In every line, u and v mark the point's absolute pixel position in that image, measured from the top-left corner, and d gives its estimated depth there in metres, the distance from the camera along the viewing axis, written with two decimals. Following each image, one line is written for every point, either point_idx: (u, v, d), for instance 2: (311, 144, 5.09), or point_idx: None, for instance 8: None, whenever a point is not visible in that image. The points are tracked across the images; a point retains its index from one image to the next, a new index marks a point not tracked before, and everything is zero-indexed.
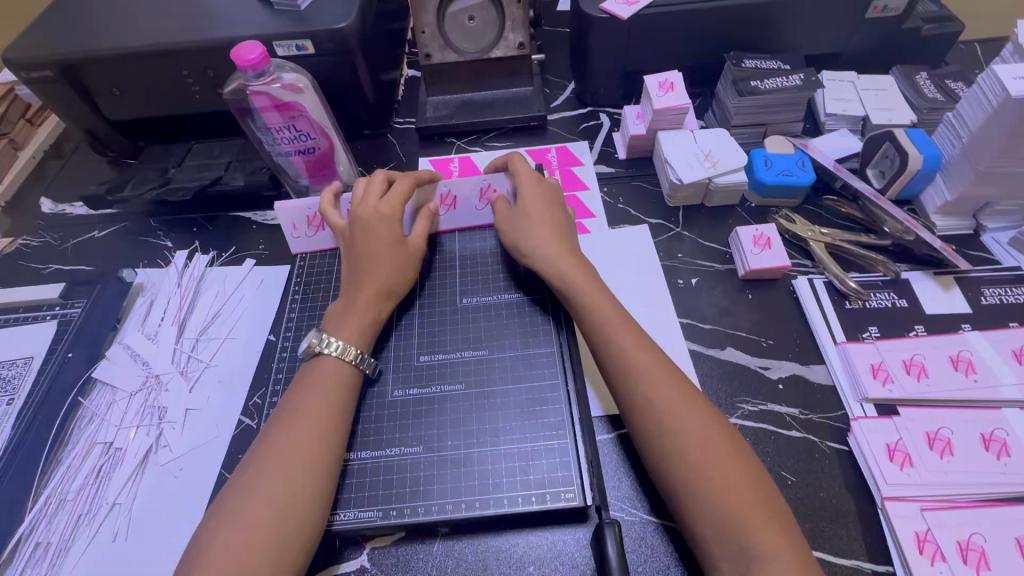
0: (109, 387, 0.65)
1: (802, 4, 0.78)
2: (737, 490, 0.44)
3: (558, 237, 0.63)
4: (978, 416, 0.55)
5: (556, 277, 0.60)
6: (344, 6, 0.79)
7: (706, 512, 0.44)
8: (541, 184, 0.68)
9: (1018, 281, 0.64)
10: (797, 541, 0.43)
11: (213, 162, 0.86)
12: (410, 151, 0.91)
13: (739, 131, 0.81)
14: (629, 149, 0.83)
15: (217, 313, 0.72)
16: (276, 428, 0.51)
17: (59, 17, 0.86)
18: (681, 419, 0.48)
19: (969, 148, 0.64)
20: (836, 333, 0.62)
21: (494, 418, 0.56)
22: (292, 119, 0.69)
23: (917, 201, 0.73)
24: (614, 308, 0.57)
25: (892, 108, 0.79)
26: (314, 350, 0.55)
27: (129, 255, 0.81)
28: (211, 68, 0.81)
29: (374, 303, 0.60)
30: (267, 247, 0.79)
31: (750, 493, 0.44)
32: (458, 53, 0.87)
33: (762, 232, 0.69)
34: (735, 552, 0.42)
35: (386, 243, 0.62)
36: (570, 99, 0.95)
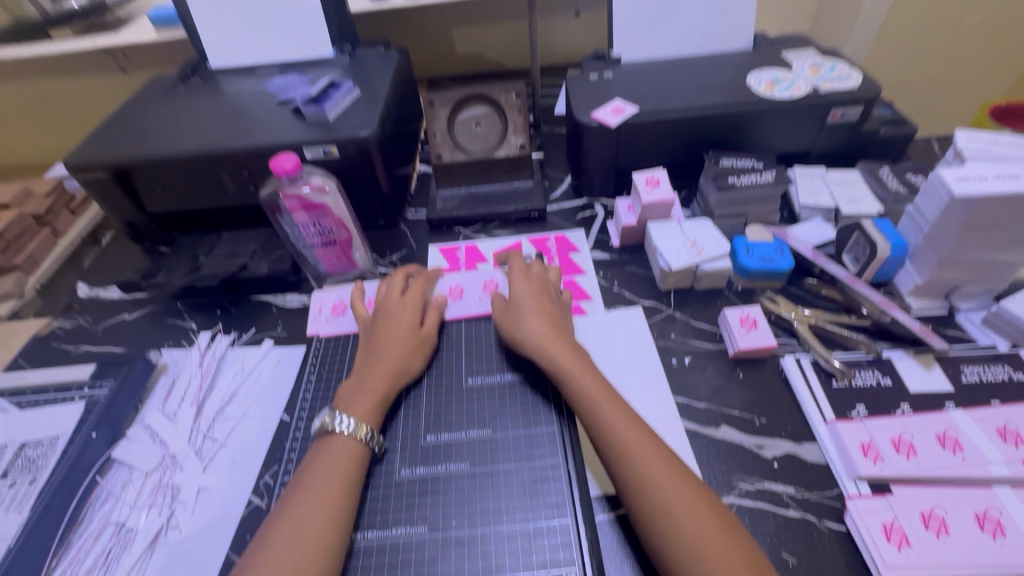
0: (126, 467, 0.68)
1: (770, 112, 0.88)
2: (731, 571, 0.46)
3: (552, 323, 0.68)
4: (970, 495, 0.56)
5: (548, 362, 0.64)
6: (367, 116, 0.90)
7: None
8: (536, 278, 0.75)
9: (995, 359, 0.68)
10: None
11: (240, 250, 0.93)
12: (422, 239, 0.98)
13: (723, 221, 0.88)
14: (622, 237, 0.90)
15: (234, 393, 0.76)
16: (287, 506, 0.53)
17: (117, 127, 0.98)
18: (671, 496, 0.51)
19: (930, 238, 0.71)
20: (825, 411, 0.65)
21: (497, 497, 0.58)
22: (318, 217, 0.77)
23: (892, 283, 0.79)
24: (604, 388, 0.60)
25: (859, 199, 0.87)
26: (326, 428, 0.59)
27: (155, 337, 0.87)
28: (246, 169, 0.91)
29: (383, 382, 0.64)
30: (285, 328, 0.85)
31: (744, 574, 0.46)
32: (466, 153, 0.97)
33: (748, 313, 0.74)
34: None
35: (401, 330, 0.69)
36: (568, 191, 1.05)
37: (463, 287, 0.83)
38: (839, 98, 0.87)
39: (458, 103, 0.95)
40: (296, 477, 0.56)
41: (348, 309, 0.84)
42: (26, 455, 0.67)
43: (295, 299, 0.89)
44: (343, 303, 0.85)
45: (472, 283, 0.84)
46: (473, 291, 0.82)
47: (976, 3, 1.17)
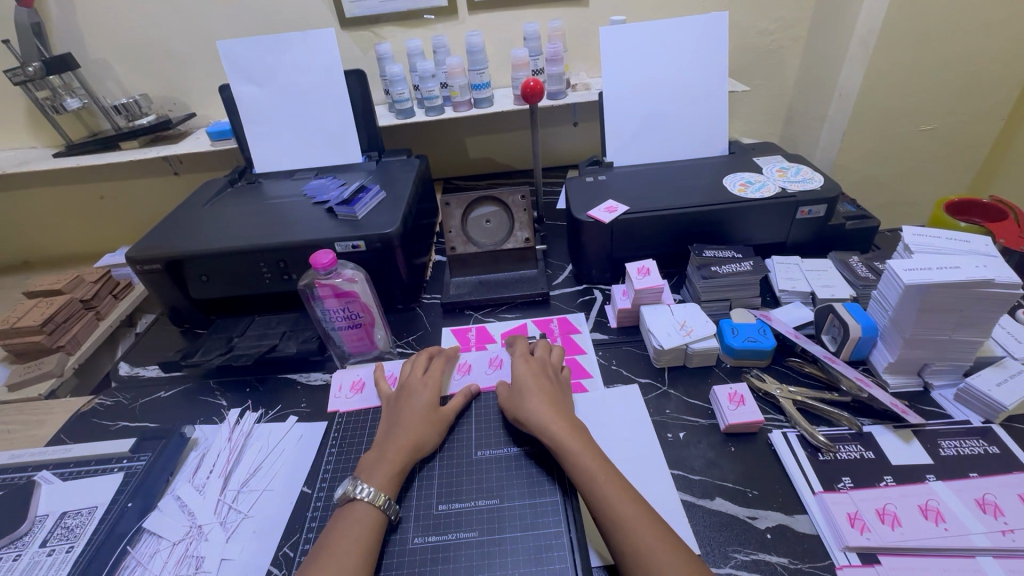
0: (155, 537, 0.72)
1: (744, 210, 1.01)
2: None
3: (552, 400, 0.74)
4: (956, 565, 0.58)
5: (548, 437, 0.69)
6: (392, 215, 1.04)
7: None
8: (534, 361, 0.83)
9: (971, 433, 0.73)
10: None
11: (271, 332, 1.03)
12: (436, 321, 1.08)
13: (709, 305, 0.97)
14: (619, 319, 0.99)
15: (259, 466, 0.82)
16: (310, 566, 0.57)
17: (174, 225, 1.13)
18: (666, 568, 0.54)
19: (896, 319, 0.78)
20: (813, 483, 0.69)
21: (504, 565, 0.61)
22: (346, 303, 0.86)
23: (869, 360, 0.86)
24: (602, 461, 0.65)
25: (832, 285, 0.96)
26: (349, 495, 0.64)
27: (188, 412, 0.94)
28: (283, 261, 1.03)
29: (402, 453, 0.70)
30: (308, 405, 0.92)
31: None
32: (478, 245, 1.09)
33: (735, 390, 0.81)
34: None
35: (420, 408, 0.76)
36: (569, 278, 1.15)
37: (471, 362, 0.91)
38: (804, 198, 1.00)
39: (471, 204, 1.09)
40: (318, 543, 0.61)
41: (366, 384, 0.91)
42: (65, 523, 0.72)
43: (319, 377, 0.97)
44: (361, 380, 0.92)
45: (479, 358, 0.92)
46: (481, 368, 0.90)
47: (924, 115, 1.34)
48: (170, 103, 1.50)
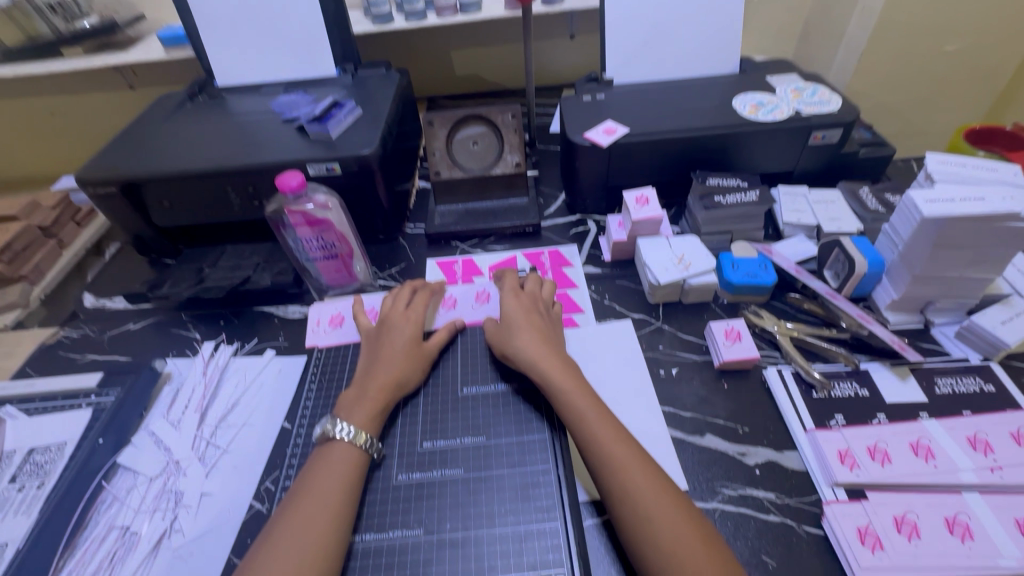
0: (131, 473, 0.70)
1: (753, 134, 0.93)
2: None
3: (542, 337, 0.70)
4: (941, 501, 0.59)
5: (538, 375, 0.66)
6: (369, 135, 0.94)
7: None
8: (524, 294, 0.78)
9: (969, 371, 0.71)
10: None
11: (244, 263, 0.96)
12: (420, 253, 1.02)
13: (709, 237, 0.92)
14: (613, 252, 0.94)
15: (237, 400, 0.79)
16: (290, 505, 0.56)
17: (128, 144, 1.02)
18: (655, 508, 0.53)
19: (906, 255, 0.74)
20: (806, 420, 0.68)
21: (489, 501, 0.60)
22: (320, 232, 0.79)
23: (871, 297, 0.82)
24: (592, 401, 0.63)
25: (840, 218, 0.91)
26: (328, 435, 0.61)
27: (159, 346, 0.89)
28: (252, 185, 0.94)
29: (384, 391, 0.66)
30: (286, 339, 0.87)
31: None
32: (464, 171, 1.01)
33: (732, 326, 0.77)
34: None
35: (402, 343, 0.72)
36: (562, 207, 1.08)
37: (456, 296, 0.87)
38: (819, 122, 0.92)
39: (456, 124, 0.99)
40: (297, 482, 0.59)
41: (345, 319, 0.87)
42: (35, 459, 0.69)
43: (297, 310, 0.92)
44: (340, 314, 0.87)
45: (465, 292, 0.87)
46: (467, 303, 0.85)
47: (952, 31, 1.22)
48: (114, 2, 1.32)
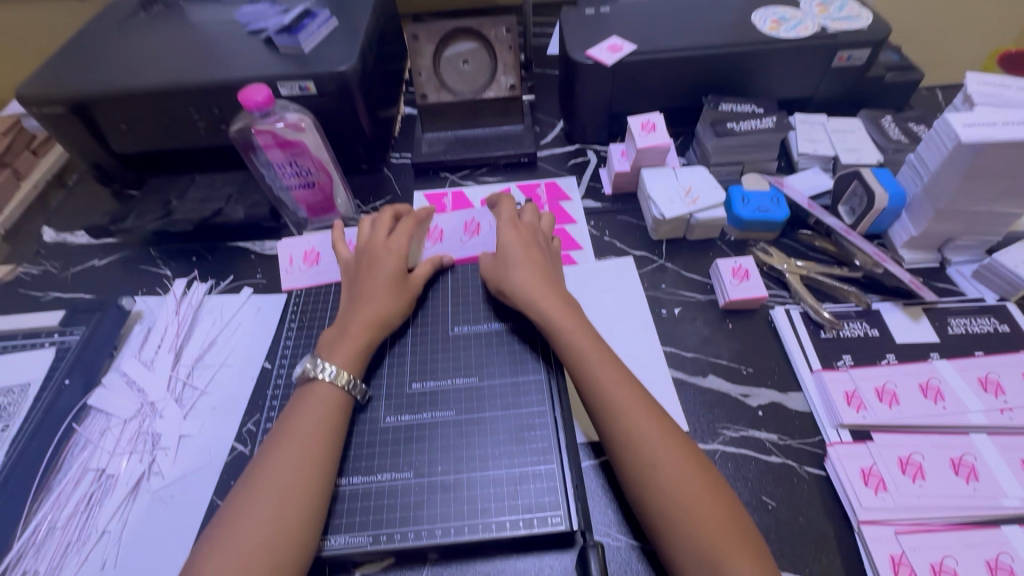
0: (104, 414, 0.67)
1: (773, 54, 0.84)
2: (715, 521, 0.47)
3: (542, 274, 0.65)
4: (948, 442, 0.57)
5: (536, 314, 0.62)
6: (347, 50, 0.83)
7: (685, 539, 0.46)
8: (522, 226, 0.72)
9: (983, 311, 0.68)
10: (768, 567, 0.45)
11: (215, 194, 0.88)
12: (406, 185, 0.94)
13: (718, 169, 0.85)
14: (615, 185, 0.87)
15: (213, 340, 0.74)
16: (269, 448, 0.53)
17: (73, 57, 0.90)
18: (658, 453, 0.50)
19: (930, 188, 0.69)
20: (812, 361, 0.65)
21: (482, 443, 0.58)
22: (294, 156, 0.72)
23: (886, 235, 0.78)
24: (594, 342, 0.59)
25: (859, 149, 0.84)
26: (309, 375, 0.57)
27: (128, 284, 0.83)
28: (217, 106, 0.84)
29: (366, 329, 0.62)
30: (264, 276, 0.82)
31: (724, 522, 0.47)
32: (453, 94, 0.91)
33: (741, 264, 0.72)
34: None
35: (385, 277, 0.66)
36: (559, 137, 1.00)
37: (442, 228, 0.80)
38: (847, 40, 0.83)
39: (445, 39, 0.89)
40: (278, 423, 0.55)
41: (322, 255, 0.79)
42: None
43: (275, 246, 0.86)
44: (315, 250, 0.80)
45: (452, 223, 0.80)
46: (455, 236, 0.79)
47: None
48: None
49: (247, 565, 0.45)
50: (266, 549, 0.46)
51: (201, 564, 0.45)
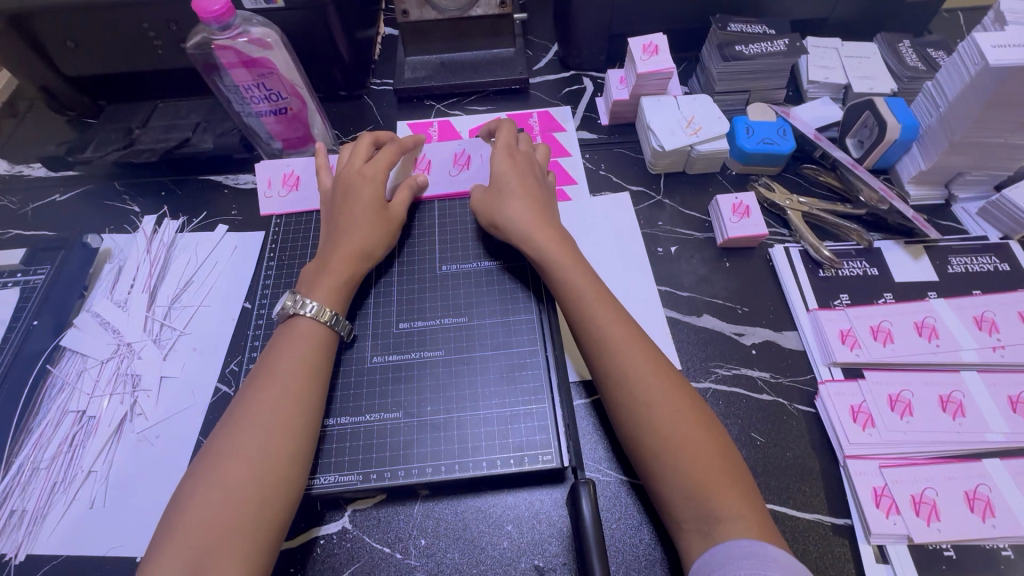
0: (79, 355, 0.65)
1: None
2: (704, 457, 0.47)
3: (539, 208, 0.62)
4: (938, 380, 0.57)
5: (532, 249, 0.59)
6: None
7: (675, 477, 0.46)
8: (517, 156, 0.67)
9: (984, 250, 0.66)
10: (757, 505, 0.45)
11: (180, 122, 0.81)
12: (388, 114, 0.87)
13: (722, 98, 0.80)
14: (613, 115, 0.82)
15: (190, 280, 0.70)
16: (250, 387, 0.51)
17: None
18: (653, 392, 0.49)
19: (946, 117, 0.65)
20: (809, 300, 0.64)
21: (473, 383, 0.57)
22: (261, 78, 0.64)
23: (892, 170, 0.75)
24: (590, 279, 0.57)
25: (873, 77, 0.79)
26: (290, 312, 0.55)
27: (94, 220, 0.78)
28: (175, 22, 0.73)
29: (347, 263, 0.59)
30: (240, 212, 0.77)
31: (713, 458, 0.47)
32: (437, 11, 0.82)
33: (741, 200, 0.69)
34: (699, 515, 0.45)
35: (363, 206, 0.62)
36: (553, 61, 0.92)
37: (430, 158, 0.73)
38: None
39: None
40: (259, 360, 0.53)
41: (302, 179, 0.73)
42: None
43: (249, 180, 0.80)
44: (294, 173, 0.73)
45: (441, 153, 0.74)
46: (443, 167, 0.73)
47: None
48: None
49: (231, 503, 0.44)
50: (252, 487, 0.45)
51: (184, 503, 0.44)
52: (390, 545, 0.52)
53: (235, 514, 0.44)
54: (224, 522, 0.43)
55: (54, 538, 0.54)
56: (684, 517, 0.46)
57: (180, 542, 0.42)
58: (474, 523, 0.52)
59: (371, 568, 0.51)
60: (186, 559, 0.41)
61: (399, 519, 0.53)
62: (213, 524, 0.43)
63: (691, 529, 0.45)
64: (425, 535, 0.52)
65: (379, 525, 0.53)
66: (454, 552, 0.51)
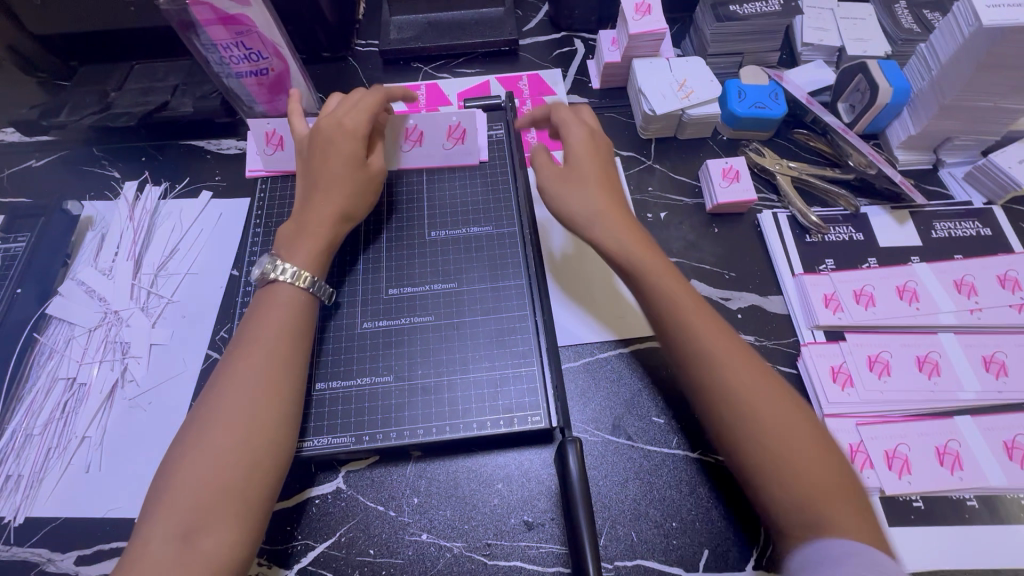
0: (66, 324, 0.64)
1: None
2: (812, 461, 0.43)
3: (609, 196, 0.58)
4: (916, 341, 0.59)
5: (611, 242, 0.55)
6: None
7: (780, 483, 0.42)
8: (595, 140, 0.61)
9: (968, 215, 0.67)
10: (864, 509, 0.42)
11: (158, 85, 0.78)
12: (374, 77, 0.85)
13: (715, 61, 0.78)
14: (604, 78, 0.80)
15: (175, 247, 0.69)
16: (233, 353, 0.51)
17: None
18: (750, 392, 0.45)
19: (939, 81, 0.65)
20: (794, 265, 0.65)
21: (463, 347, 0.57)
22: (240, 35, 0.61)
23: (882, 135, 0.74)
24: (665, 268, 0.53)
25: (867, 39, 0.78)
26: (269, 277, 0.54)
27: (72, 187, 0.76)
28: None
29: (326, 225, 0.57)
30: (224, 178, 0.75)
31: (829, 464, 0.43)
32: None
33: (731, 165, 0.69)
34: (804, 523, 0.41)
35: (343, 163, 0.58)
36: (544, 21, 0.90)
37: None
38: None
39: None
40: (241, 325, 0.53)
41: (285, 140, 0.67)
42: None
43: (232, 145, 0.78)
44: (277, 132, 0.67)
45: (437, 121, 0.66)
46: (436, 140, 0.67)
47: None
48: None
49: (218, 465, 0.45)
50: (239, 449, 0.46)
51: (173, 466, 0.45)
52: (384, 503, 0.53)
53: (223, 475, 0.44)
54: (214, 483, 0.44)
55: (52, 501, 0.55)
56: (787, 523, 0.42)
57: (171, 503, 0.43)
58: (465, 482, 0.54)
59: (366, 526, 0.52)
60: (178, 518, 0.42)
61: (392, 478, 0.54)
62: (203, 483, 0.44)
63: (797, 538, 0.41)
64: (418, 494, 0.54)
65: (372, 485, 0.54)
66: (446, 509, 0.53)
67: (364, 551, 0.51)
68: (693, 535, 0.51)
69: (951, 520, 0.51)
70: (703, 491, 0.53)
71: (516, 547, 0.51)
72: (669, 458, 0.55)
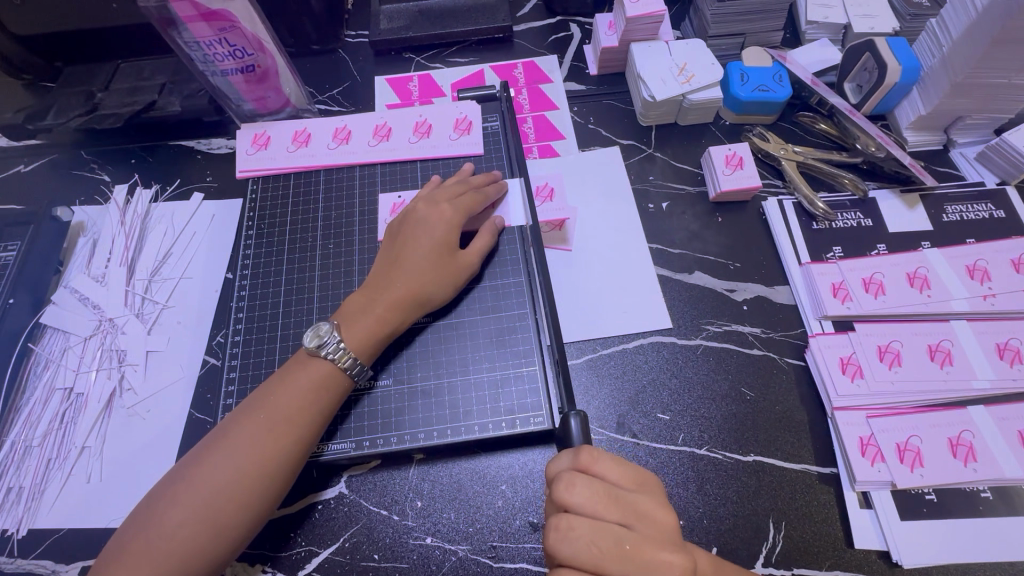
0: (62, 333, 0.63)
1: None
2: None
3: (603, 510, 0.39)
4: (928, 329, 0.57)
5: (597, 534, 0.38)
6: None
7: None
8: (613, 508, 0.39)
9: (980, 197, 0.65)
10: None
11: (145, 84, 0.76)
12: (366, 69, 0.82)
13: (716, 43, 0.76)
14: (601, 64, 0.78)
15: (168, 251, 0.68)
16: (238, 417, 0.48)
17: None
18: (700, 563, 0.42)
19: (949, 59, 0.62)
20: (801, 254, 0.63)
21: (462, 349, 0.56)
22: (223, 32, 0.59)
23: (891, 115, 0.72)
24: (606, 504, 0.39)
25: (874, 15, 0.75)
26: (313, 349, 0.51)
27: (62, 192, 0.74)
28: None
29: (394, 310, 0.54)
30: (215, 178, 0.74)
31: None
32: None
33: (735, 151, 0.67)
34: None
35: (428, 248, 0.56)
36: (538, 6, 0.87)
37: (430, 121, 0.70)
38: None
39: None
40: (273, 376, 0.51)
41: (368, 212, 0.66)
42: None
43: (223, 144, 0.77)
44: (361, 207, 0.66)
45: (442, 116, 0.70)
46: (444, 131, 0.69)
47: None
48: None
49: (190, 534, 0.44)
50: (209, 530, 0.44)
51: (147, 520, 0.44)
52: (387, 508, 0.53)
53: (191, 548, 0.43)
54: (195, 540, 0.44)
55: (54, 513, 0.54)
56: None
57: (133, 564, 0.43)
58: (469, 484, 0.53)
59: (370, 530, 0.52)
60: None
61: (394, 482, 0.54)
62: (186, 540, 0.43)
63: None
64: (422, 497, 0.53)
65: (375, 490, 0.53)
66: (450, 512, 0.52)
67: (368, 556, 0.51)
68: (701, 532, 0.50)
69: (964, 514, 0.50)
70: (710, 488, 0.52)
71: (521, 549, 0.50)
72: (675, 454, 0.54)
